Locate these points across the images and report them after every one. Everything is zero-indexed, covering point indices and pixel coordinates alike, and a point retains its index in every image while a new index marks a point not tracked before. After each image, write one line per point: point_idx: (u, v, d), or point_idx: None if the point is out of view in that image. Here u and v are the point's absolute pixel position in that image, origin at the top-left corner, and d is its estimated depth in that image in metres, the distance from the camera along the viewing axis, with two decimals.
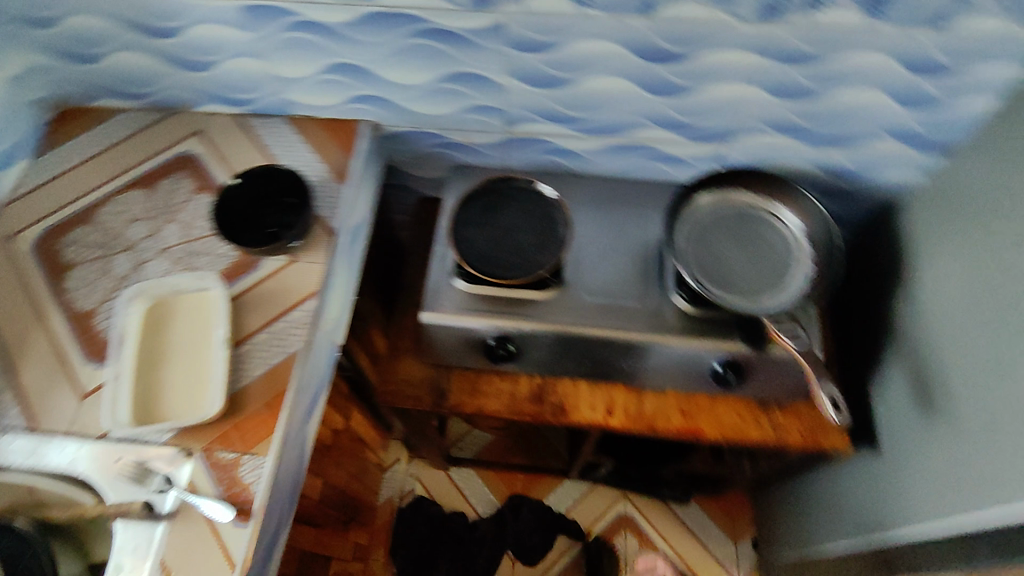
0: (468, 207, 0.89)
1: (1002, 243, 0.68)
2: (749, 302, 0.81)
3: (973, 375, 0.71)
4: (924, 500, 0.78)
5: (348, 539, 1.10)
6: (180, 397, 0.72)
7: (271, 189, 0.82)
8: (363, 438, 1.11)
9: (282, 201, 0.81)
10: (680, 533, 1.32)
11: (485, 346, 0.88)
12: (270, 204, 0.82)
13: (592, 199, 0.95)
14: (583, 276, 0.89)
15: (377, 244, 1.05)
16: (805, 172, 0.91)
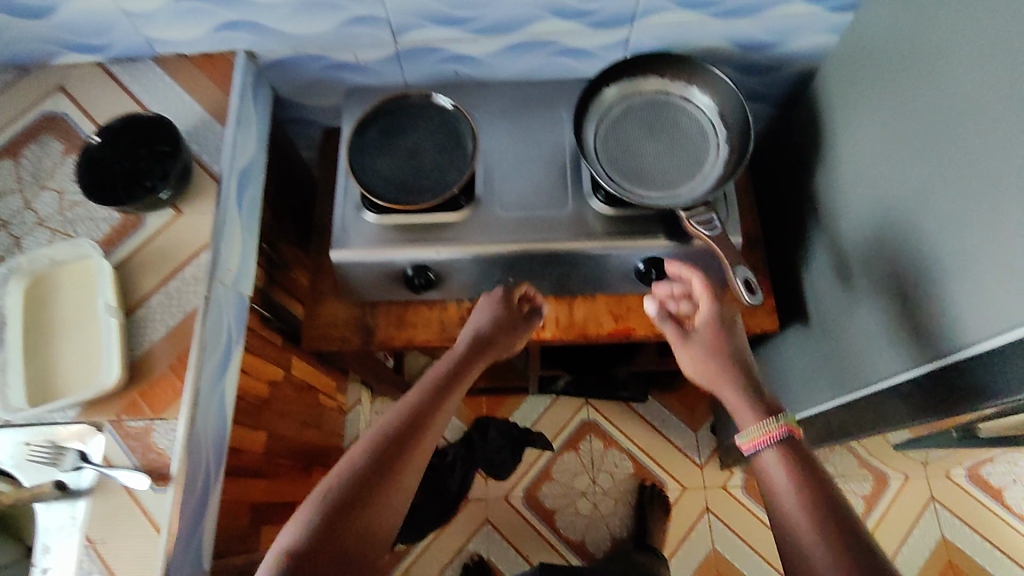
0: (365, 133, 0.82)
1: (914, 99, 0.65)
2: (665, 194, 0.79)
3: (890, 240, 0.70)
4: (852, 368, 0.79)
5: (312, 482, 1.11)
6: (77, 373, 0.68)
7: (140, 141, 0.75)
8: (310, 384, 1.10)
9: (155, 151, 0.74)
10: (641, 428, 1.36)
11: (403, 277, 0.84)
12: (142, 157, 0.75)
13: (500, 106, 0.89)
14: (496, 191, 0.85)
15: (284, 186, 0.99)
16: (719, 49, 0.84)
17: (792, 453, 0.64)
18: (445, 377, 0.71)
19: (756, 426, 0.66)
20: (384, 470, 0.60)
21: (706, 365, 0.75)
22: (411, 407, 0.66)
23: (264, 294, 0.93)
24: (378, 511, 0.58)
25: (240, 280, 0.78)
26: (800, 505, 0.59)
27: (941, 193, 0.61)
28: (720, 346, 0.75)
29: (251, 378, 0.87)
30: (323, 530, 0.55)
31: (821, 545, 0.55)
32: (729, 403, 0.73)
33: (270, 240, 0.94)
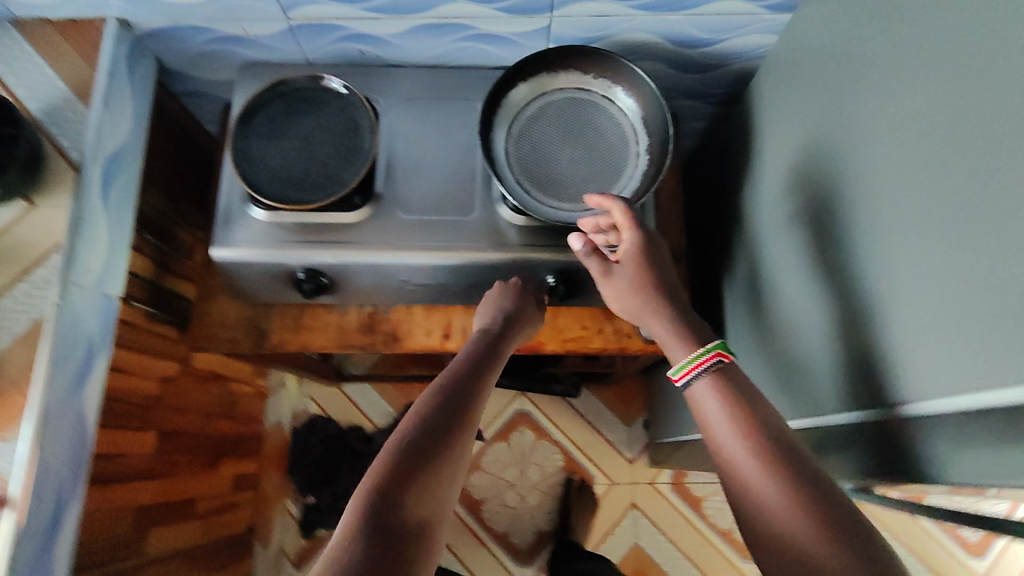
0: (252, 120, 0.75)
1: (842, 127, 0.59)
2: (579, 205, 0.74)
3: (802, 276, 0.65)
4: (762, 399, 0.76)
5: (221, 474, 1.07)
6: None
7: None
8: (220, 375, 1.05)
9: None
10: (574, 422, 1.34)
11: (294, 280, 0.77)
12: None
13: (410, 94, 0.81)
14: (400, 191, 0.77)
15: (178, 166, 0.90)
16: (648, 43, 0.77)
17: (724, 379, 0.57)
18: (477, 357, 0.62)
19: (689, 356, 0.60)
20: (427, 450, 0.49)
21: (631, 297, 0.67)
22: (443, 385, 0.57)
23: (153, 286, 0.86)
24: (431, 498, 0.47)
25: (105, 281, 0.71)
26: (737, 437, 0.52)
27: (850, 237, 0.56)
28: (646, 270, 0.67)
29: (135, 378, 0.82)
30: (384, 512, 0.45)
31: (763, 478, 0.49)
32: (659, 334, 0.65)
33: (161, 227, 0.87)
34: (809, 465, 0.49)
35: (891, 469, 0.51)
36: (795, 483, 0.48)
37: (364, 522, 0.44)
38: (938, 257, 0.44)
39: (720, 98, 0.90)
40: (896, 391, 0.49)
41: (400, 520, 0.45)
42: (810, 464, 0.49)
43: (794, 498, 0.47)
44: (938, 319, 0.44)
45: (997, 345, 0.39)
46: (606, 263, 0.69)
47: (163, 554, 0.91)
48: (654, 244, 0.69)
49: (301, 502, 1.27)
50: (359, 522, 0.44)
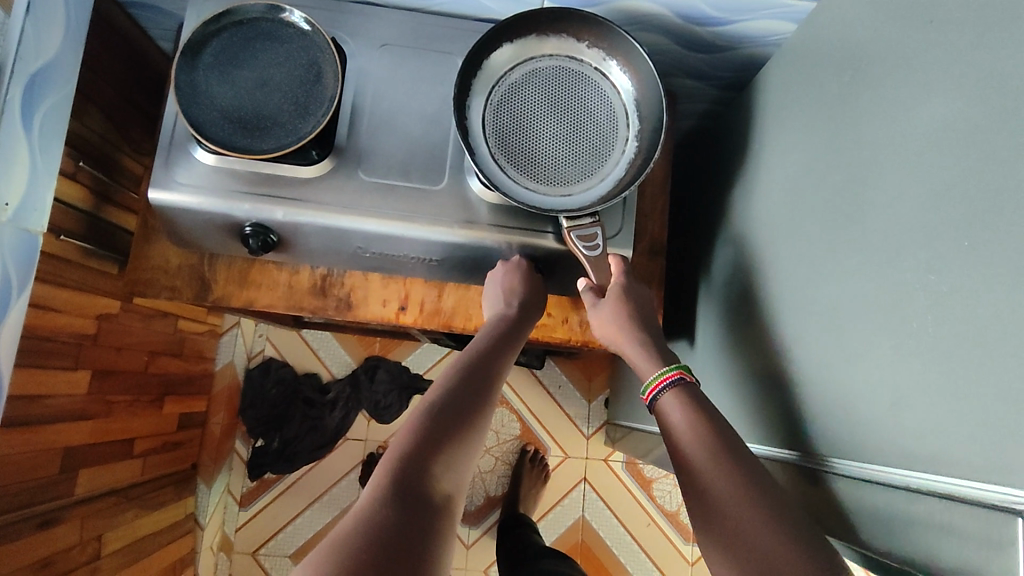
0: (202, 52, 0.66)
1: (855, 145, 0.53)
2: (555, 190, 0.68)
3: (786, 295, 0.61)
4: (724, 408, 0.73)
5: (164, 416, 1.04)
6: None
7: None
8: (169, 313, 1.00)
9: None
10: (535, 391, 1.33)
11: (240, 233, 0.71)
12: None
13: (384, 39, 0.73)
14: (364, 149, 0.70)
15: (123, 87, 0.82)
16: (656, 14, 0.72)
17: (686, 393, 0.60)
18: (491, 338, 0.65)
19: (655, 374, 0.63)
20: (451, 430, 0.53)
21: (611, 325, 0.68)
22: (462, 368, 0.60)
23: (89, 219, 0.79)
24: (450, 474, 0.51)
25: (24, 215, 0.65)
26: (700, 445, 0.54)
27: (840, 269, 0.53)
28: (630, 302, 0.68)
29: (66, 315, 0.75)
30: (409, 484, 0.48)
31: (721, 479, 0.51)
32: (633, 360, 0.66)
33: (97, 155, 0.79)
34: (760, 470, 0.52)
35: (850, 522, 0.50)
36: (749, 485, 0.50)
37: (391, 491, 0.46)
38: (931, 319, 0.42)
39: (724, 82, 0.84)
40: (867, 447, 0.47)
41: (425, 492, 0.48)
42: (762, 471, 0.52)
43: (748, 498, 0.49)
44: (931, 383, 0.41)
45: (1001, 426, 0.36)
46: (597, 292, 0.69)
47: (97, 492, 0.87)
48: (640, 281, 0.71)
49: (251, 445, 1.24)
50: (389, 492, 0.46)
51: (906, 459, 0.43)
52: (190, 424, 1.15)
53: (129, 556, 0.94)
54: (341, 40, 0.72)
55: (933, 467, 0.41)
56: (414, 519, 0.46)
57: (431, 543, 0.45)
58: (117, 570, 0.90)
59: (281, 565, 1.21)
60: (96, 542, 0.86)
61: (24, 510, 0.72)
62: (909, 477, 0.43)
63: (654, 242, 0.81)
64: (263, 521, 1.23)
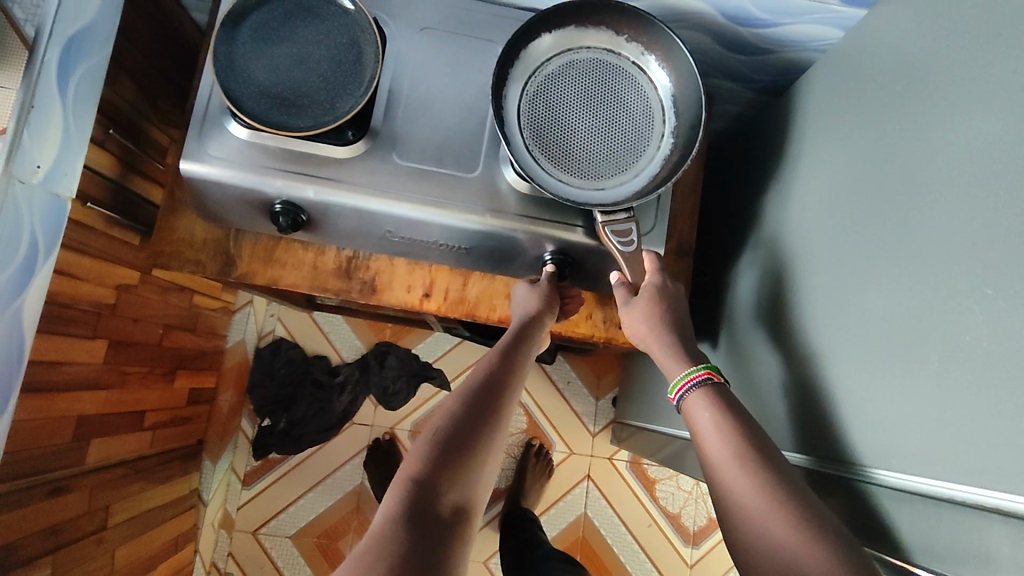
0: (240, 24, 0.66)
1: (904, 154, 0.53)
2: (590, 183, 0.67)
3: (821, 302, 0.61)
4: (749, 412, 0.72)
5: (175, 390, 1.03)
6: None
7: None
8: (186, 287, 1.00)
9: None
10: (544, 386, 1.33)
11: (270, 212, 0.70)
12: None
13: (424, 22, 0.72)
14: (399, 132, 0.69)
15: (155, 57, 0.81)
16: (700, 12, 0.72)
17: (718, 394, 0.60)
18: (508, 347, 0.66)
19: (683, 372, 0.63)
20: (466, 441, 0.54)
21: (642, 325, 0.67)
22: (480, 377, 0.61)
23: (114, 187, 0.79)
24: (467, 484, 0.52)
25: (55, 178, 0.64)
26: (725, 447, 0.56)
27: (883, 279, 0.52)
28: (661, 302, 0.67)
29: (88, 284, 0.74)
30: (424, 497, 0.49)
31: (742, 478, 0.53)
32: (661, 360, 0.66)
33: (125, 123, 0.78)
34: (790, 473, 0.53)
35: (886, 535, 0.50)
36: (773, 486, 0.52)
37: (404, 508, 0.48)
38: (983, 334, 0.41)
39: (761, 86, 0.83)
40: (905, 459, 0.46)
41: (439, 505, 0.49)
42: (792, 474, 0.53)
43: (770, 496, 0.51)
44: (980, 399, 0.41)
45: None
46: (629, 289, 0.69)
47: (106, 464, 0.87)
48: (671, 283, 0.70)
49: (257, 423, 1.24)
50: (404, 509, 0.48)
51: (950, 472, 0.43)
52: (199, 400, 1.14)
53: (133, 528, 0.93)
54: (382, 21, 0.71)
55: (980, 482, 0.40)
56: (428, 536, 0.47)
57: (448, 554, 0.47)
58: (121, 542, 0.90)
59: (281, 546, 1.21)
60: (103, 513, 0.86)
61: (34, 477, 0.72)
62: (956, 491, 0.42)
63: (682, 243, 0.81)
64: (265, 501, 1.22)
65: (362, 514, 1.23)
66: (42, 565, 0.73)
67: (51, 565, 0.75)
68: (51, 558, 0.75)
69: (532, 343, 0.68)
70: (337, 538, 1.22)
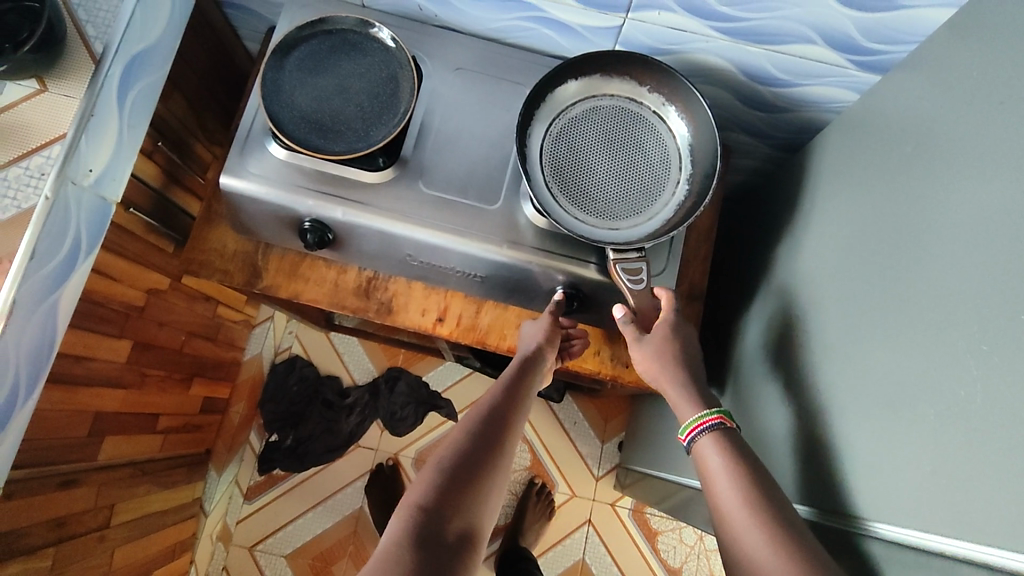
0: (288, 54, 0.71)
1: (912, 214, 0.54)
2: (605, 223, 0.70)
3: (830, 353, 0.61)
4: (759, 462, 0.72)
5: (190, 396, 1.05)
6: None
7: None
8: (212, 297, 1.03)
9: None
10: (550, 425, 1.33)
11: (299, 228, 0.74)
12: None
13: (460, 62, 0.77)
14: (426, 162, 0.73)
15: (206, 78, 0.87)
16: (721, 70, 0.75)
17: (727, 438, 0.61)
18: (516, 378, 0.67)
19: (694, 415, 0.64)
20: (472, 469, 0.55)
21: (653, 364, 0.68)
22: (486, 409, 0.62)
23: (156, 195, 0.83)
24: (474, 511, 0.53)
25: (103, 184, 0.69)
26: (734, 496, 0.56)
27: (889, 334, 0.53)
28: (672, 342, 0.69)
29: (121, 285, 0.78)
30: (430, 520, 0.50)
31: (750, 526, 0.53)
32: (673, 400, 0.67)
33: (172, 137, 0.84)
34: (793, 521, 0.53)
35: None
36: (775, 535, 0.52)
37: (410, 532, 0.49)
38: (979, 392, 0.42)
39: (778, 142, 0.86)
40: (902, 511, 0.46)
41: (445, 529, 0.50)
42: (794, 522, 0.53)
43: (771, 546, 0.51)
44: (973, 455, 0.41)
45: None
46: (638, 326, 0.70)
47: (117, 462, 0.89)
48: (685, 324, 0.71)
49: (265, 438, 1.26)
50: (411, 534, 0.48)
51: (941, 526, 0.43)
52: (212, 410, 1.17)
53: (134, 530, 0.94)
54: (421, 60, 0.76)
55: (968, 535, 0.40)
56: (433, 561, 0.47)
57: None
58: (123, 541, 0.91)
59: (275, 565, 1.21)
60: (107, 511, 0.87)
61: (46, 467, 0.74)
62: (950, 546, 0.42)
63: (693, 288, 0.82)
64: (265, 517, 1.23)
65: (359, 540, 1.23)
66: (45, 555, 0.75)
67: (52, 556, 0.77)
68: (54, 549, 0.77)
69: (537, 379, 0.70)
70: (332, 561, 1.22)
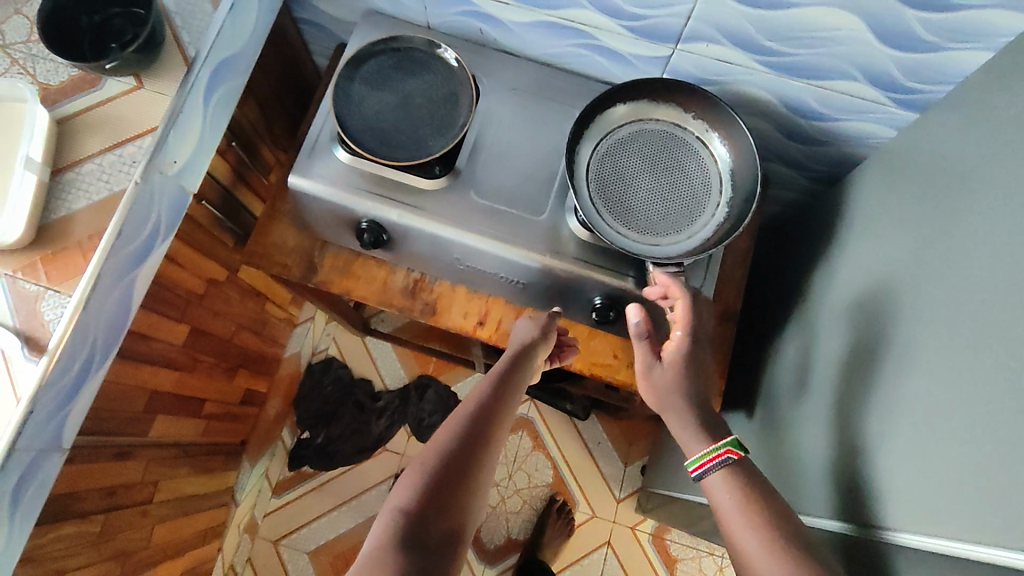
0: (360, 68, 0.77)
1: (947, 241, 0.57)
2: (646, 239, 0.73)
3: (863, 375, 0.63)
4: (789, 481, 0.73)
5: (234, 386, 1.10)
6: None
7: None
8: (262, 293, 1.09)
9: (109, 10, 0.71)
10: (575, 444, 1.34)
11: (356, 229, 0.79)
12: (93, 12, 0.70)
13: (516, 83, 0.82)
14: (479, 173, 0.78)
15: (278, 87, 0.94)
16: (764, 102, 0.79)
17: (742, 474, 0.62)
18: (507, 372, 0.68)
19: (702, 451, 0.65)
20: (458, 467, 0.56)
21: (658, 395, 0.71)
22: (475, 401, 0.63)
23: (225, 191, 0.89)
24: (459, 510, 0.54)
25: (185, 174, 0.74)
26: (746, 526, 0.57)
27: (920, 355, 0.55)
28: (682, 375, 0.70)
29: (187, 272, 0.84)
30: (414, 523, 0.51)
31: (773, 565, 0.53)
32: (678, 434, 0.68)
33: (243, 140, 0.90)
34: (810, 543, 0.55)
35: None
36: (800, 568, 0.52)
37: (394, 536, 0.50)
38: (1008, 405, 0.44)
39: (817, 175, 0.89)
40: (931, 523, 0.48)
41: (429, 531, 0.51)
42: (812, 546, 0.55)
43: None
44: (999, 465, 0.43)
45: None
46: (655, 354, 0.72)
47: (164, 441, 0.94)
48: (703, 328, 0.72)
49: (298, 435, 1.30)
50: (395, 538, 0.50)
51: (967, 533, 0.44)
52: (251, 403, 1.21)
53: (172, 509, 0.99)
54: (480, 79, 0.82)
55: (994, 541, 0.42)
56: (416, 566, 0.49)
57: None
58: (162, 518, 0.95)
59: (298, 561, 1.24)
60: (151, 488, 0.91)
61: (104, 437, 0.78)
62: (974, 552, 0.43)
63: (727, 309, 0.85)
64: (292, 512, 1.27)
65: None
66: (95, 521, 0.80)
67: (101, 523, 0.81)
68: (103, 516, 0.81)
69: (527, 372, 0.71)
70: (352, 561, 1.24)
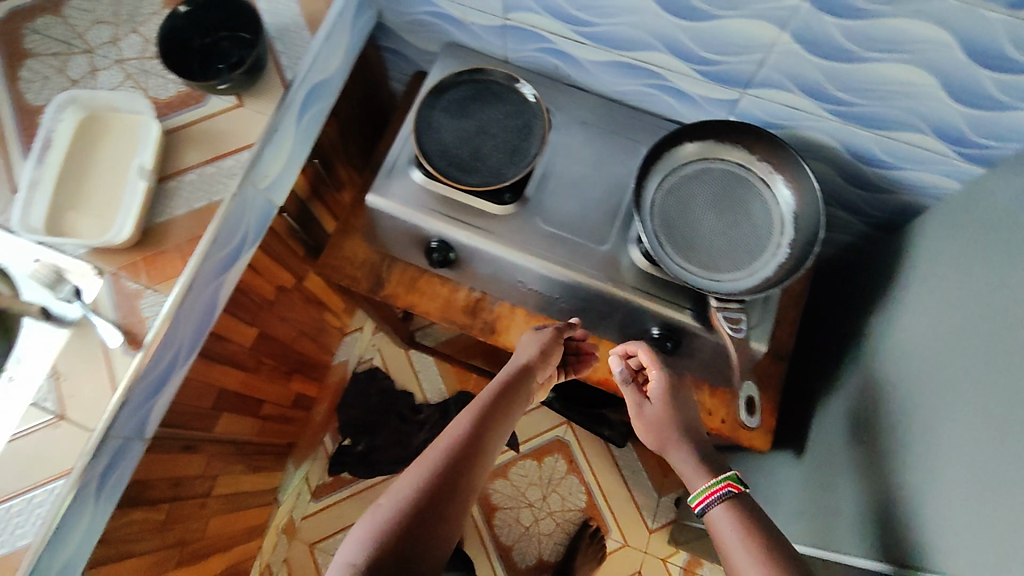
0: (441, 96, 0.82)
1: (1006, 293, 0.58)
2: (707, 274, 0.75)
3: (919, 420, 0.64)
4: (836, 521, 0.74)
5: (288, 390, 1.14)
6: (91, 210, 0.71)
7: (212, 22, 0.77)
8: (322, 302, 1.13)
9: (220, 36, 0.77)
10: (609, 471, 1.35)
11: (425, 247, 0.83)
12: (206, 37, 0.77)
13: (586, 117, 0.86)
14: (547, 201, 0.81)
15: (356, 109, 0.99)
16: (828, 147, 0.81)
17: (741, 507, 0.63)
18: (488, 408, 0.69)
19: (704, 485, 0.67)
20: (420, 513, 0.55)
21: (655, 434, 0.74)
22: (447, 441, 0.63)
23: (301, 204, 0.95)
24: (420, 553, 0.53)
25: (273, 189, 0.80)
26: (745, 557, 0.58)
27: (981, 402, 0.56)
28: (674, 413, 0.74)
29: (262, 278, 0.89)
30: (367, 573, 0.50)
31: None
32: (681, 469, 0.71)
33: (322, 157, 0.96)
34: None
35: None
36: None
37: None
38: None
39: (875, 220, 0.90)
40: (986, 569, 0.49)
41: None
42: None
43: None
44: None
45: None
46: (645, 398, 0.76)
47: (226, 438, 0.98)
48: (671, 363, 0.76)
49: (339, 442, 1.33)
50: None
51: None
52: (301, 407, 1.25)
53: (225, 504, 1.02)
54: (551, 111, 0.86)
55: None
56: None
57: None
58: (216, 512, 0.99)
59: None
60: (210, 481, 0.95)
61: (177, 429, 0.83)
62: None
63: (779, 347, 0.86)
64: (330, 516, 1.30)
65: None
66: (161, 509, 0.84)
67: (165, 511, 0.85)
68: (168, 505, 0.85)
69: (510, 406, 0.71)
70: None
